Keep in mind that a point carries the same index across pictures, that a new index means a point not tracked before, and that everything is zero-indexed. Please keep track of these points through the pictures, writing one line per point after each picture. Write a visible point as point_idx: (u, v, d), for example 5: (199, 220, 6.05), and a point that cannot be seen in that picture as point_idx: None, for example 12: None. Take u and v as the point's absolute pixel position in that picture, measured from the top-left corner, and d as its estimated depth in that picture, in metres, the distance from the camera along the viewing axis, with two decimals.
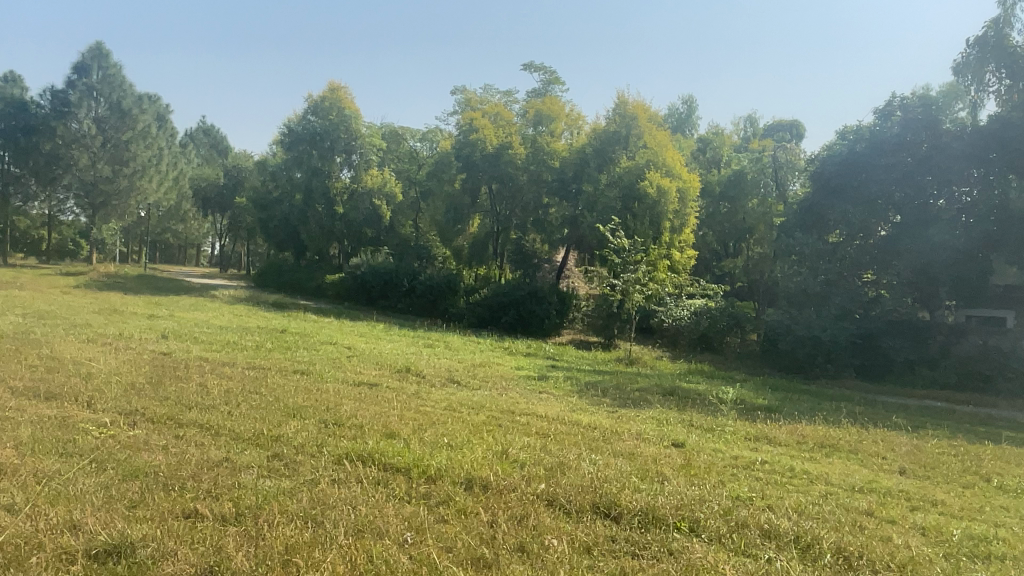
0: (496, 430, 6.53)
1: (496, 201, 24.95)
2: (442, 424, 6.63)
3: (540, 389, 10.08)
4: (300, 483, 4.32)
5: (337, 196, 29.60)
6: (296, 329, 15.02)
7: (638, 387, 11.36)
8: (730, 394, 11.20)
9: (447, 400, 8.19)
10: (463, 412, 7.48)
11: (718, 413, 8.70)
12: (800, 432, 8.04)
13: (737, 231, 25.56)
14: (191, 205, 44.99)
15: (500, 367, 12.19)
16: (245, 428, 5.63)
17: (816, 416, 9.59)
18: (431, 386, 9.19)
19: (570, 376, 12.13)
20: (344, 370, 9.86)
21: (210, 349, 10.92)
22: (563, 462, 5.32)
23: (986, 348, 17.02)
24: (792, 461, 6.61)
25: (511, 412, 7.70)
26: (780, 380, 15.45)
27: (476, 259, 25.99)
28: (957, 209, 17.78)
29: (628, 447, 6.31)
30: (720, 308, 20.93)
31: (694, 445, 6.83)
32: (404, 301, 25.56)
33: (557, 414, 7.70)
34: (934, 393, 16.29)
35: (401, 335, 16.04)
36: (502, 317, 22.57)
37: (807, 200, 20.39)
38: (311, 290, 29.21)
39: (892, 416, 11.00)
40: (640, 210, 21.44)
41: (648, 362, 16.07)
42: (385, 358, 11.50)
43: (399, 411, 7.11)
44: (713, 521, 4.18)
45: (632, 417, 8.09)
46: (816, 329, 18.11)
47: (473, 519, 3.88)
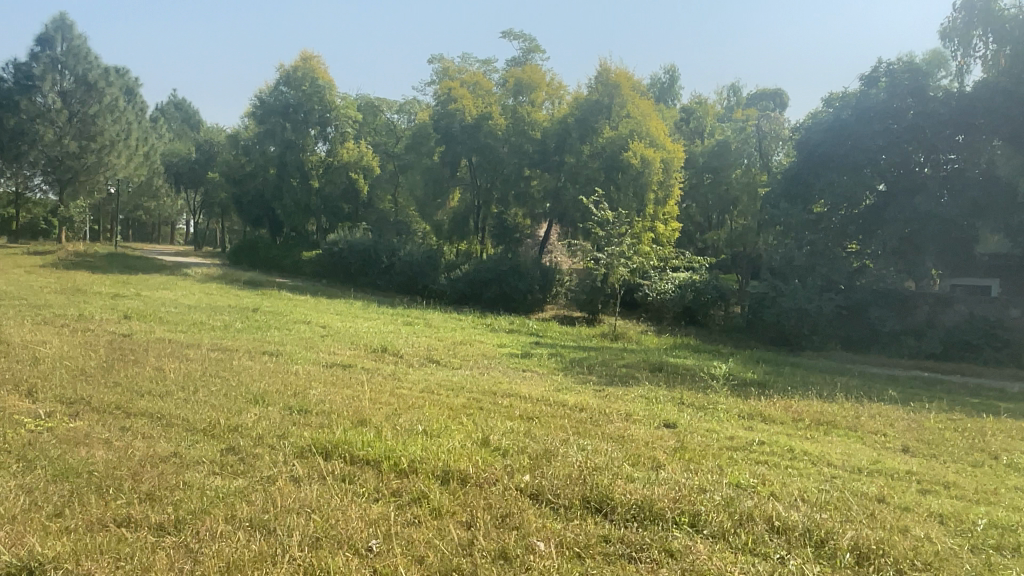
0: (476, 414, 6.07)
1: (476, 173, 24.34)
2: (419, 408, 6.18)
3: (523, 367, 9.65)
4: (254, 481, 3.85)
5: (312, 170, 28.86)
6: (268, 308, 14.44)
7: (625, 364, 10.94)
8: (720, 369, 10.83)
9: (425, 381, 7.73)
10: (442, 395, 7.02)
11: (709, 389, 8.32)
12: (795, 409, 7.66)
13: (721, 202, 25.10)
14: (164, 181, 43.83)
15: (481, 345, 11.71)
16: (201, 416, 5.14)
17: (811, 391, 9.20)
18: (408, 366, 8.72)
19: (554, 353, 11.64)
20: (317, 351, 9.37)
21: (175, 330, 10.35)
22: (550, 449, 4.88)
23: (973, 317, 16.81)
24: (790, 441, 6.21)
25: (494, 394, 7.25)
26: (768, 353, 15.15)
27: (456, 234, 25.46)
28: (943, 176, 17.44)
29: (618, 430, 5.89)
30: (705, 281, 20.57)
31: (687, 425, 6.42)
32: (383, 277, 24.98)
33: (541, 395, 7.26)
34: (921, 363, 16.08)
35: (379, 312, 15.51)
36: (484, 293, 22.12)
37: (792, 169, 19.99)
38: (288, 267, 28.51)
39: (887, 389, 10.69)
40: (623, 180, 21.20)
41: (633, 337, 15.68)
42: (361, 337, 10.99)
43: (373, 395, 6.63)
44: (715, 514, 3.75)
45: (620, 396, 7.69)
46: (802, 301, 17.81)
47: (448, 521, 3.43)
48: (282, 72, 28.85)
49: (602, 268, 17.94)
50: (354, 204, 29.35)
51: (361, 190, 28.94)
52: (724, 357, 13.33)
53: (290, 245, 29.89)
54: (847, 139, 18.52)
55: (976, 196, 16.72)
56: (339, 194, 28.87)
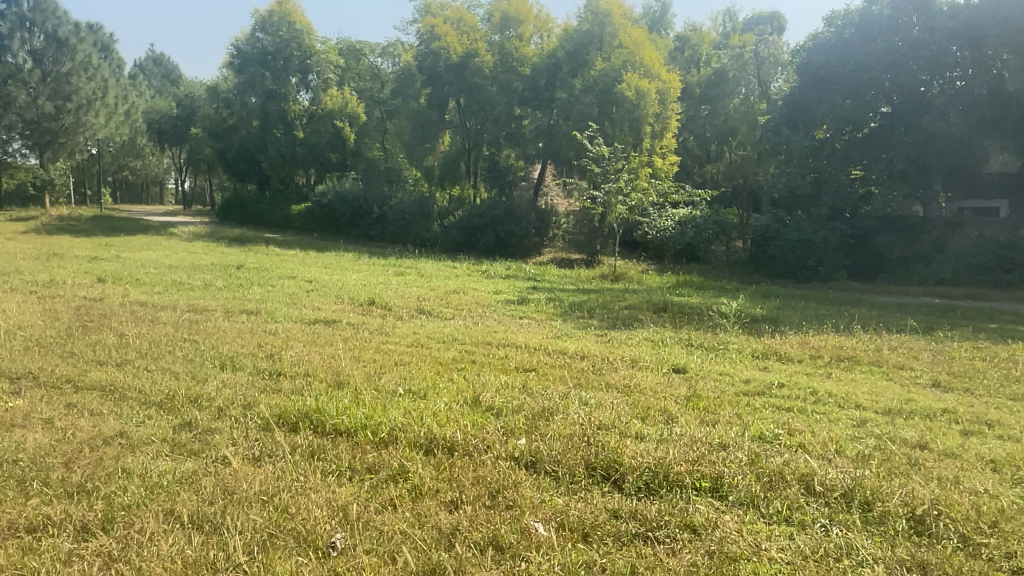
0: (468, 369, 5.55)
1: (465, 115, 23.42)
2: (405, 365, 5.67)
3: (520, 314, 9.12)
4: (207, 464, 3.33)
5: (296, 119, 27.94)
6: (254, 264, 13.82)
7: (627, 305, 10.36)
8: (728, 306, 10.27)
9: (414, 334, 7.21)
10: (431, 348, 6.49)
11: (718, 328, 7.81)
12: (814, 346, 7.10)
13: (720, 133, 24.13)
14: (147, 139, 42.61)
15: (475, 293, 11.11)
16: (159, 387, 4.61)
17: (826, 325, 8.64)
18: (396, 320, 8.16)
19: (552, 298, 11.05)
20: (301, 307, 8.81)
21: (150, 292, 9.76)
22: (549, 406, 4.37)
23: (984, 240, 16.24)
24: (811, 381, 5.67)
25: (489, 345, 6.75)
26: (776, 287, 14.60)
27: (447, 179, 24.66)
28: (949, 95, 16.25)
29: (625, 379, 5.37)
30: (706, 216, 19.91)
31: (698, 370, 5.89)
32: (375, 228, 24.28)
33: (540, 343, 6.76)
34: (931, 290, 15.57)
35: (371, 264, 14.90)
36: (479, 239, 21.51)
37: (794, 94, 19.01)
38: (277, 222, 27.76)
39: (903, 318, 10.17)
40: (618, 115, 20.39)
41: (635, 277, 15.10)
42: (349, 290, 10.40)
43: (358, 352, 6.11)
44: (741, 477, 3.25)
45: (624, 341, 7.18)
46: (808, 232, 17.19)
47: (429, 501, 2.93)
48: (256, 17, 27.60)
49: (600, 207, 17.26)
50: (341, 153, 28.43)
51: (347, 139, 27.96)
52: (730, 293, 12.76)
53: (278, 199, 29.08)
54: (851, 60, 17.58)
55: (986, 113, 15.88)
56: (324, 143, 27.89)
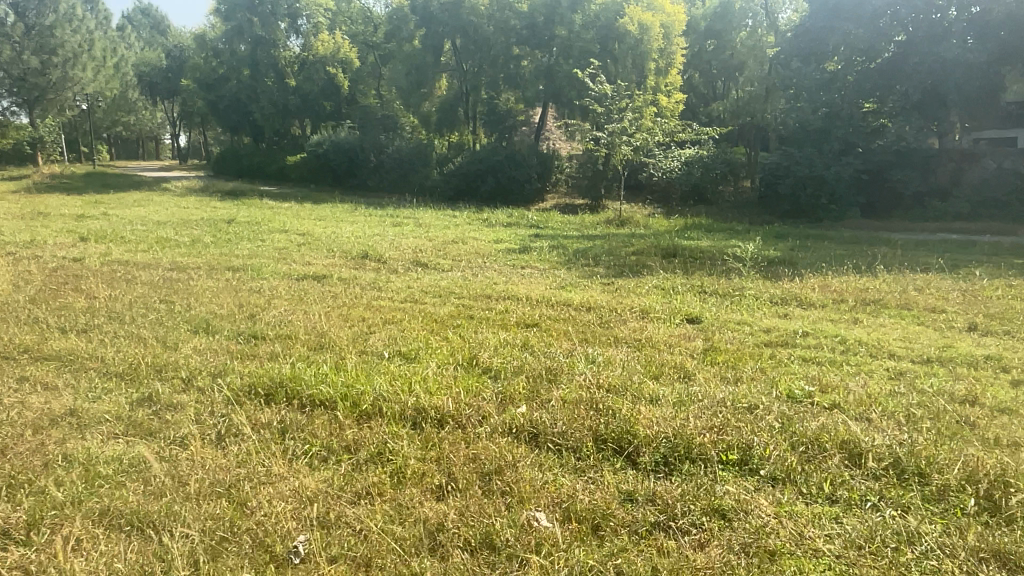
0: (464, 326, 5.11)
1: (461, 57, 22.59)
2: (396, 323, 5.23)
3: (521, 264, 8.65)
4: (164, 446, 2.91)
5: (287, 67, 27.32)
6: (245, 218, 13.30)
7: (634, 251, 9.84)
8: (740, 249, 9.75)
9: (408, 289, 6.76)
10: (426, 303, 6.04)
11: (733, 273, 7.33)
12: (836, 289, 6.62)
13: (725, 69, 23.21)
14: (138, 93, 41.50)
15: (475, 242, 10.60)
16: (124, 355, 4.19)
17: (846, 266, 8.13)
18: (391, 273, 7.70)
19: (555, 246, 10.53)
20: (291, 262, 8.34)
21: (134, 250, 9.30)
22: (552, 366, 3.95)
23: (1002, 172, 15.64)
24: (836, 328, 5.21)
25: (487, 298, 6.31)
26: (787, 228, 14.08)
27: (445, 126, 23.68)
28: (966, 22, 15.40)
29: (635, 333, 4.92)
30: (713, 155, 19.22)
31: (714, 320, 5.44)
32: (372, 177, 23.66)
33: (543, 295, 6.30)
34: (948, 226, 15.03)
35: (366, 215, 14.39)
36: (480, 186, 20.91)
37: (804, 24, 18.10)
38: (273, 174, 27.09)
39: (926, 256, 9.62)
40: (620, 51, 19.67)
41: (641, 221, 14.55)
42: (341, 243, 9.90)
43: (346, 310, 5.67)
44: (776, 448, 2.81)
45: (632, 290, 6.72)
46: (819, 168, 16.58)
47: (413, 488, 2.52)
48: None
49: (603, 149, 16.61)
50: (335, 101, 27.56)
51: (341, 86, 26.94)
52: (742, 236, 12.23)
53: (273, 151, 28.36)
54: None
55: (1008, 39, 14.96)
56: (318, 91, 27.01)
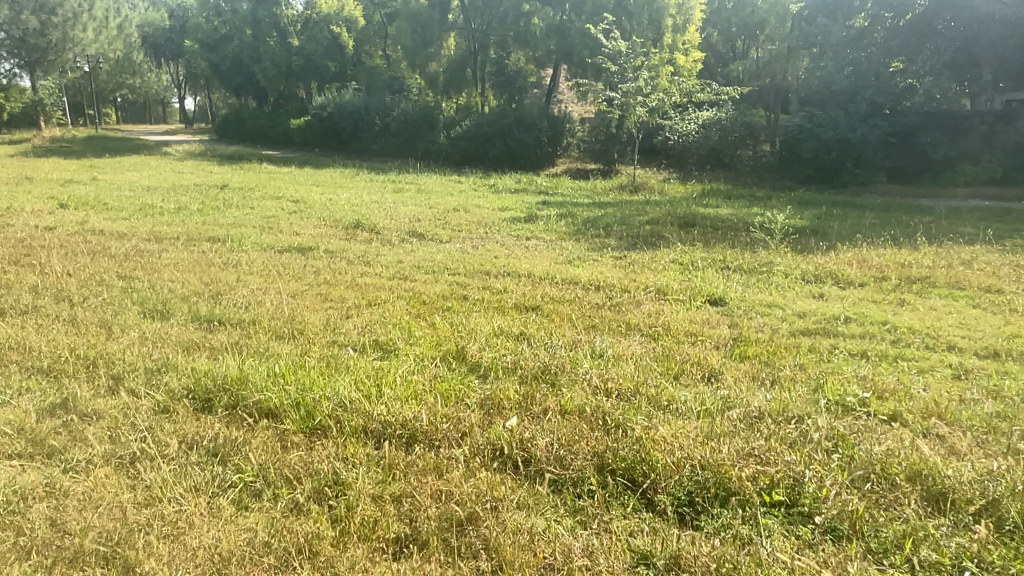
0: (456, 310, 4.48)
1: (469, 15, 21.77)
2: (379, 305, 4.61)
3: (527, 235, 8.00)
4: (57, 476, 2.31)
5: (290, 27, 26.47)
6: (240, 184, 12.68)
7: (648, 220, 9.16)
8: (764, 219, 9.04)
9: (399, 263, 6.13)
10: (416, 281, 5.42)
11: (757, 246, 6.65)
12: (877, 265, 5.91)
13: (745, 27, 21.95)
14: (142, 55, 40.65)
15: (479, 210, 9.92)
16: (56, 344, 3.60)
17: (883, 237, 7.40)
18: (384, 245, 7.07)
19: (564, 214, 9.86)
20: (278, 231, 7.73)
21: (113, 218, 8.71)
22: (552, 362, 3.33)
23: None
24: (882, 311, 4.53)
25: (486, 274, 5.69)
26: (812, 194, 13.32)
27: (453, 86, 22.69)
28: None
29: (650, 318, 4.29)
30: (731, 118, 18.31)
31: (740, 301, 4.78)
32: (378, 141, 22.91)
33: (546, 272, 5.66)
34: (979, 192, 14.21)
35: (367, 181, 13.70)
36: (488, 150, 20.12)
37: None
38: (277, 137, 26.36)
39: (965, 225, 8.88)
40: (636, 7, 18.97)
41: (656, 187, 13.80)
42: (335, 210, 9.25)
43: (325, 289, 5.06)
44: (836, 486, 2.18)
45: (646, 265, 6.07)
46: (844, 130, 15.69)
47: (360, 550, 1.92)
48: None
49: (617, 110, 15.76)
50: (341, 63, 26.58)
51: (346, 46, 25.92)
52: (763, 203, 11.51)
53: (277, 114, 27.57)
54: None
55: None
56: (321, 52, 26.08)
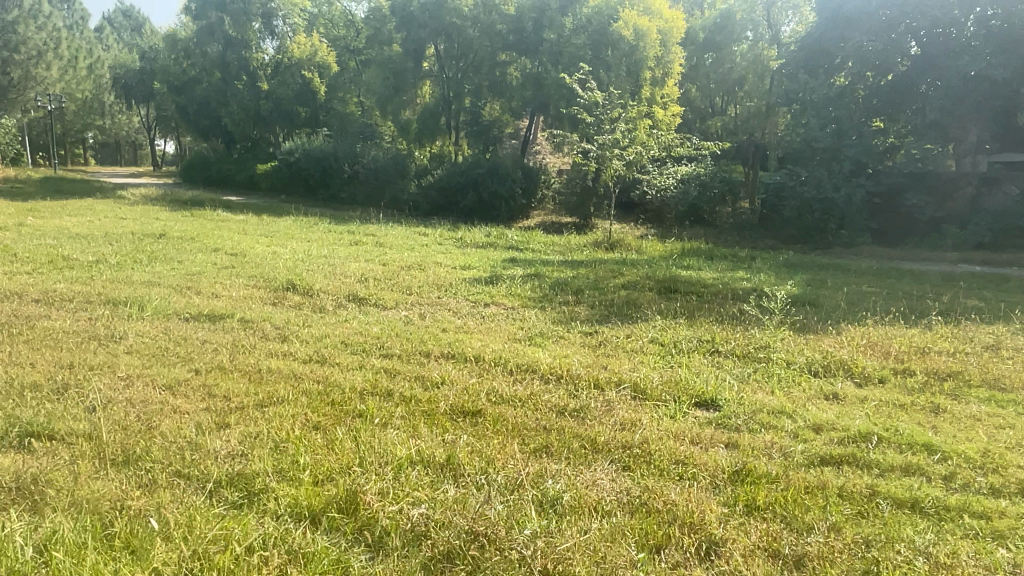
0: (373, 414, 3.43)
1: (444, 63, 21.25)
2: (276, 406, 3.55)
3: (487, 301, 7.01)
4: None
5: (258, 71, 25.77)
6: (180, 232, 11.61)
7: (624, 284, 8.23)
8: (753, 286, 8.17)
9: (325, 339, 5.09)
10: (335, 367, 4.35)
11: (749, 323, 5.70)
12: (895, 354, 4.96)
13: (724, 83, 21.64)
14: (112, 97, 39.86)
15: (437, 269, 8.93)
16: None
17: (888, 312, 6.52)
18: (315, 312, 6.03)
19: (531, 274, 8.92)
20: (197, 293, 6.66)
21: (11, 273, 7.54)
22: (478, 525, 2.32)
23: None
24: (918, 426, 3.54)
25: (426, 357, 4.65)
26: (797, 255, 12.53)
27: (425, 135, 22.08)
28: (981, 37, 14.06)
29: (622, 435, 3.26)
30: (710, 174, 17.67)
31: (739, 408, 3.74)
32: (346, 188, 22.00)
33: (498, 356, 4.62)
34: (968, 255, 13.49)
35: (324, 231, 12.69)
36: (459, 201, 19.29)
37: (812, 35, 16.52)
38: (242, 183, 25.36)
39: (970, 298, 8.07)
40: (614, 58, 18.35)
41: (633, 244, 12.93)
42: (272, 267, 8.20)
43: (213, 380, 4.00)
44: None
45: (620, 347, 5.07)
46: (827, 189, 14.93)
47: None
48: None
49: (593, 163, 14.97)
50: (311, 108, 25.86)
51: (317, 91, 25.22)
52: (747, 265, 10.68)
53: (244, 158, 26.62)
54: None
55: None
56: (292, 96, 25.33)
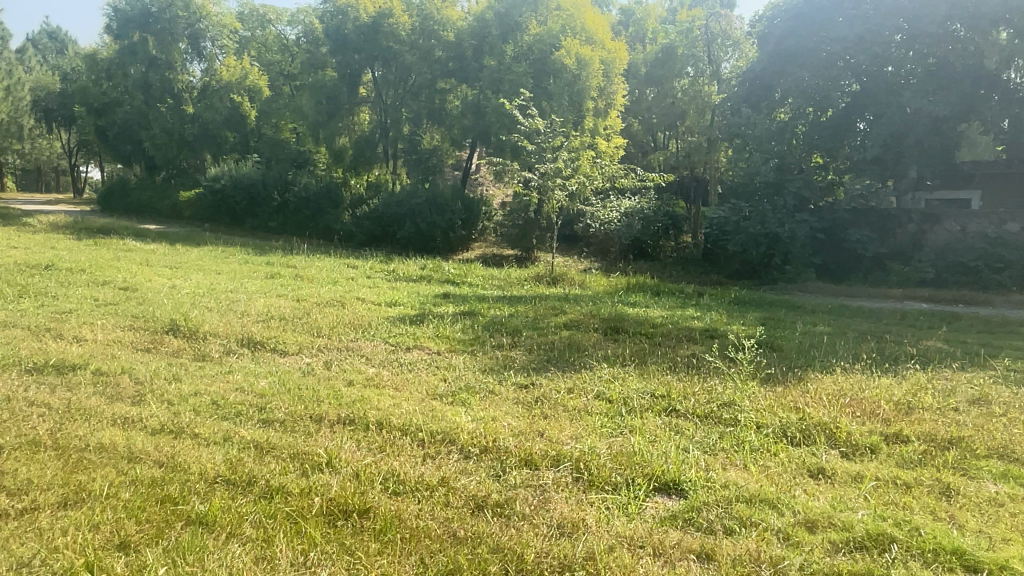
0: (217, 521, 2.50)
1: (382, 90, 20.31)
2: (84, 509, 2.57)
3: (409, 343, 6.07)
4: None
5: (184, 92, 24.46)
6: (72, 263, 10.31)
7: (567, 323, 7.42)
8: (706, 326, 7.49)
9: (193, 398, 4.05)
10: (191, 441, 3.34)
11: (708, 372, 4.93)
12: (879, 413, 4.23)
13: (666, 117, 21.40)
14: (31, 120, 37.60)
15: (357, 305, 7.94)
16: None
17: (854, 359, 5.85)
18: (195, 363, 4.97)
19: (465, 311, 8.05)
20: (54, 338, 5.51)
21: None
22: None
23: (966, 235, 13.88)
24: (937, 522, 2.76)
25: (319, 424, 3.68)
26: (745, 292, 11.95)
27: (361, 163, 20.75)
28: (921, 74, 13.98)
29: (558, 547, 2.39)
30: (654, 207, 17.23)
31: (710, 494, 2.91)
32: (275, 218, 20.75)
33: (408, 421, 3.68)
34: (914, 292, 13.18)
35: (241, 263, 11.56)
36: (395, 232, 18.32)
37: (752, 69, 16.34)
38: (163, 212, 23.84)
39: (932, 339, 7.54)
40: (556, 87, 17.79)
41: (576, 279, 12.18)
42: (163, 304, 7.07)
43: (10, 465, 2.97)
44: None
45: (559, 407, 4.18)
46: (773, 224, 14.47)
47: None
48: None
49: (535, 193, 14.26)
50: (240, 133, 25.11)
51: (247, 116, 24.68)
52: (697, 302, 10.04)
53: (168, 184, 25.12)
54: (820, 29, 15.19)
55: (968, 91, 13.56)
56: (219, 121, 24.71)
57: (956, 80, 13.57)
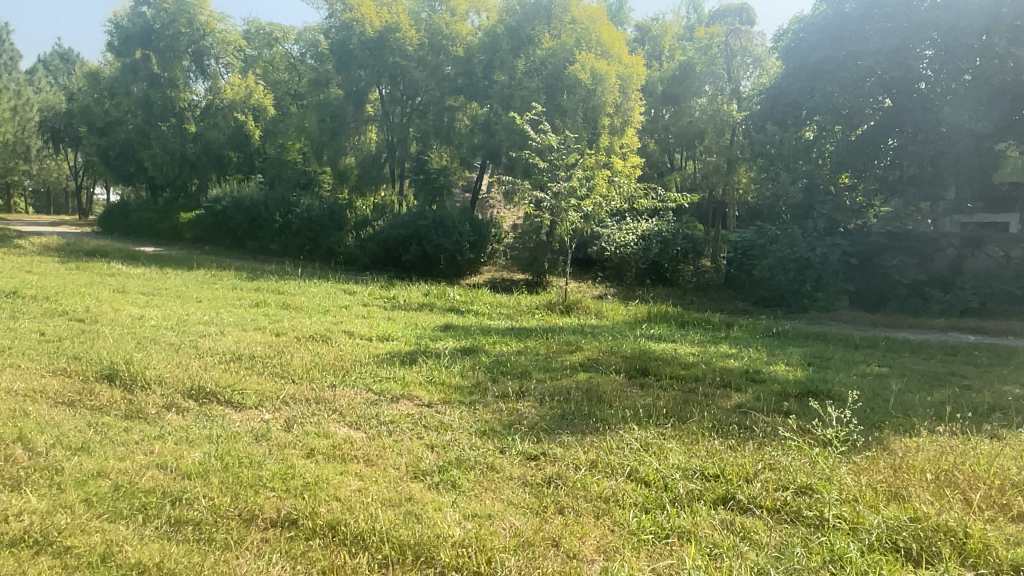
0: None
1: (389, 107, 19.55)
2: None
3: (396, 393, 5.05)
4: None
5: (186, 111, 23.81)
6: (41, 289, 9.38)
7: (583, 363, 6.40)
8: (745, 367, 6.49)
9: (92, 482, 3.04)
10: (55, 564, 2.36)
11: (769, 439, 3.91)
12: (1008, 504, 3.16)
13: (684, 137, 20.11)
14: (39, 141, 37.20)
15: (343, 341, 6.94)
16: None
17: (937, 416, 4.75)
18: (122, 423, 3.96)
19: (469, 347, 7.05)
20: None
21: None
22: None
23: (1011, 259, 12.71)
24: None
25: (247, 529, 2.66)
26: (778, 323, 10.85)
27: (367, 184, 19.97)
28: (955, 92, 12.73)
29: None
30: (673, 230, 16.33)
31: None
32: (276, 240, 19.86)
33: (369, 524, 2.65)
34: (959, 322, 12.00)
35: (228, 289, 10.64)
36: (401, 255, 17.40)
37: (776, 84, 15.21)
38: (163, 233, 23.06)
39: (1007, 383, 6.45)
40: (570, 103, 16.92)
41: (592, 307, 11.15)
42: (115, 341, 6.07)
43: None
44: None
45: (578, 492, 3.14)
46: (804, 248, 13.34)
47: None
48: None
49: (546, 215, 13.30)
50: (244, 153, 24.91)
51: (250, 136, 24.42)
52: (727, 336, 9.00)
53: (169, 204, 24.39)
54: (847, 43, 13.90)
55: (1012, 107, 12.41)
56: (223, 141, 24.18)
57: (1000, 95, 12.40)
